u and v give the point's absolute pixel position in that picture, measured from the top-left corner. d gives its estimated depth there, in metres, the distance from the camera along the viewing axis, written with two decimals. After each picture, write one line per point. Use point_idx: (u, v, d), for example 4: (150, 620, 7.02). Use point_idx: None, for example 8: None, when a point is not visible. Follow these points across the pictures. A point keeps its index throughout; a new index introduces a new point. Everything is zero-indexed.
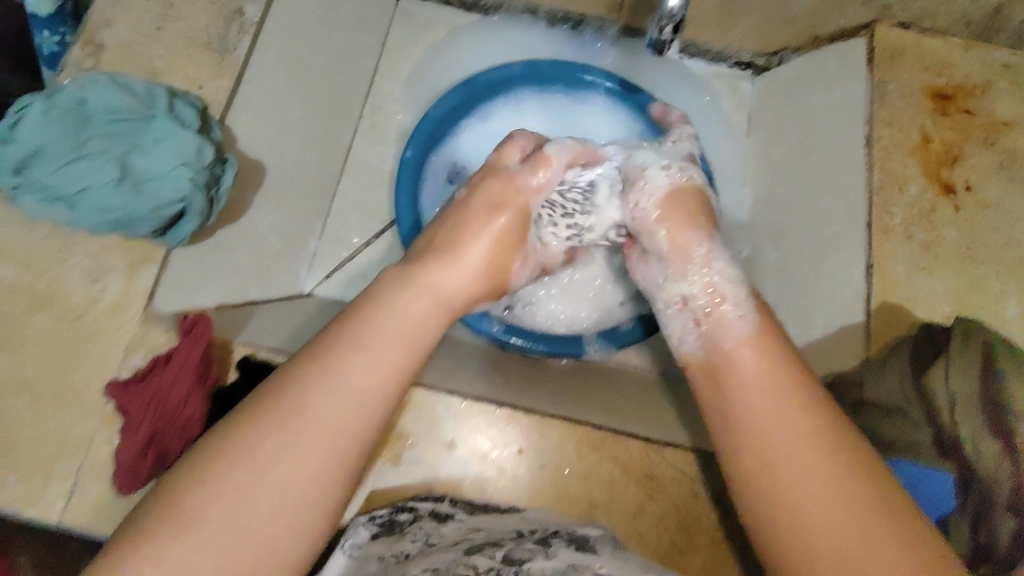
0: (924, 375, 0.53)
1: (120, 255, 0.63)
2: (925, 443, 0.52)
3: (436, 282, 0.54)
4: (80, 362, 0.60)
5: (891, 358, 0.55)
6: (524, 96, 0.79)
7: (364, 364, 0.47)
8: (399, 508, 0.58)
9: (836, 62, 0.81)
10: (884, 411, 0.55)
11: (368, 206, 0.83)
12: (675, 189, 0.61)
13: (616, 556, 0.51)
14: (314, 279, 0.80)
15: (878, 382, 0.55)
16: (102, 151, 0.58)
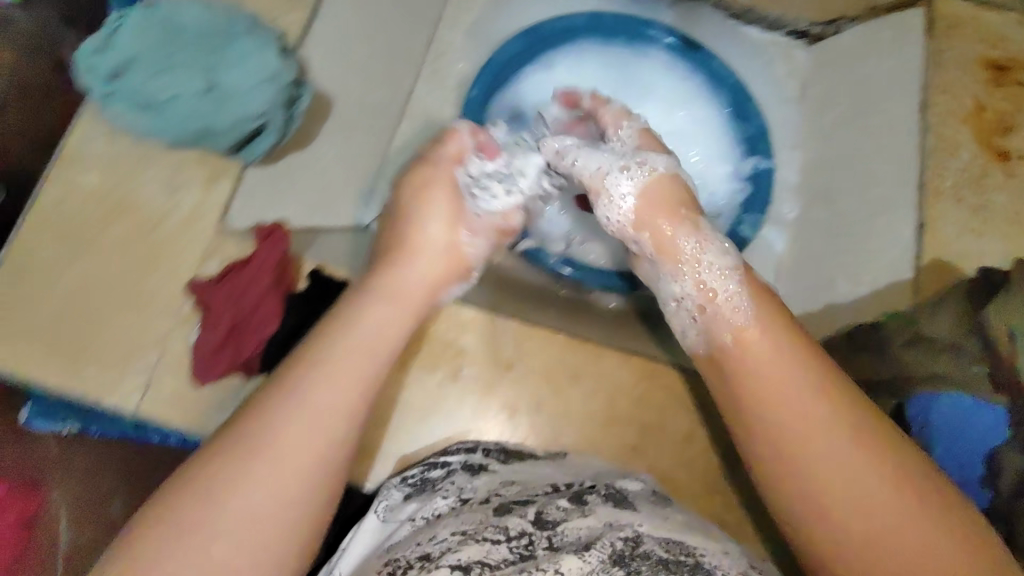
0: (984, 311, 0.56)
1: (197, 170, 0.65)
2: (979, 376, 0.55)
3: (397, 288, 0.57)
4: (159, 265, 0.63)
5: (946, 298, 0.58)
6: (586, 48, 0.81)
7: (326, 381, 0.48)
8: (432, 464, 0.60)
9: (892, 30, 0.82)
10: (939, 348, 0.57)
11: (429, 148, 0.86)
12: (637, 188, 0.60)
13: (655, 513, 0.50)
14: (371, 212, 0.79)
15: (935, 319, 0.58)
16: (191, 64, 0.62)
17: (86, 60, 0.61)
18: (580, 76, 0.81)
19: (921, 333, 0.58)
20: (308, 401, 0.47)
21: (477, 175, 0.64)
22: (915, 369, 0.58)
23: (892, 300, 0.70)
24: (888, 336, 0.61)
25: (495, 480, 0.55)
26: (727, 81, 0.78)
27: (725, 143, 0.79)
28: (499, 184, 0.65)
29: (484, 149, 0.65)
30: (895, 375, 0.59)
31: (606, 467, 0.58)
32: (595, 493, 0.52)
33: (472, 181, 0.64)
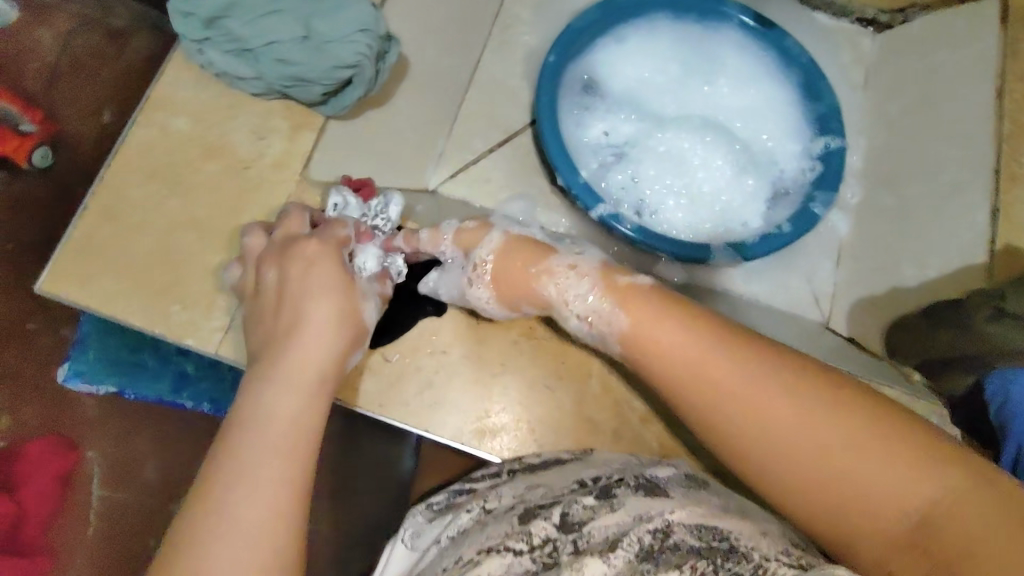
0: None
1: (285, 118, 0.68)
2: None
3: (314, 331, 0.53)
4: (247, 208, 0.65)
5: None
6: (660, 23, 0.82)
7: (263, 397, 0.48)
8: (457, 493, 0.61)
9: (966, 20, 0.83)
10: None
11: (498, 117, 0.84)
12: (500, 274, 0.59)
13: (691, 498, 0.49)
14: (441, 175, 0.81)
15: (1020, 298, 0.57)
16: (292, 10, 0.63)
17: (187, 3, 0.63)
18: (652, 50, 0.82)
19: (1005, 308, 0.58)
20: (236, 460, 0.45)
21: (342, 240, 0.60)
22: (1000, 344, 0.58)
23: (963, 284, 0.70)
24: (969, 313, 0.60)
25: (519, 487, 0.55)
26: (799, 60, 0.79)
27: (795, 123, 0.80)
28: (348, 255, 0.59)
29: (362, 237, 0.60)
30: (975, 347, 0.59)
31: (640, 462, 0.57)
32: (624, 486, 0.51)
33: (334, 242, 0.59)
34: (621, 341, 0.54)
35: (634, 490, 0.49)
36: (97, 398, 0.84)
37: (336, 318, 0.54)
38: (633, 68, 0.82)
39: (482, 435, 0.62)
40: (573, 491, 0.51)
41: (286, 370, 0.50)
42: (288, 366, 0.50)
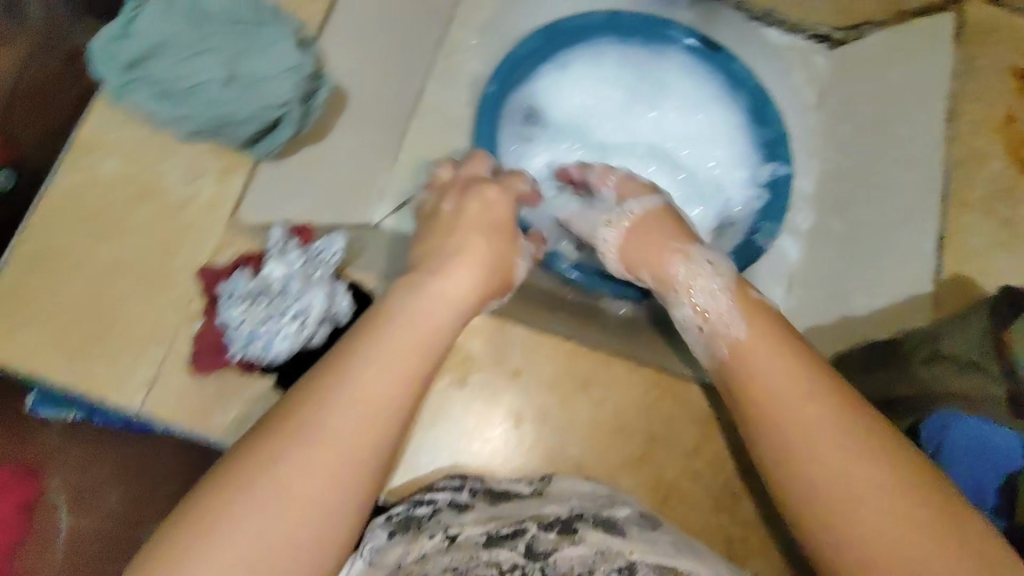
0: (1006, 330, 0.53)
1: (215, 160, 0.65)
2: (998, 398, 0.52)
3: (419, 326, 0.53)
4: (176, 253, 0.63)
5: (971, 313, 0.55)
6: (604, 47, 0.80)
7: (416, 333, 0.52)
8: (416, 503, 0.58)
9: (920, 37, 0.80)
10: (958, 365, 0.54)
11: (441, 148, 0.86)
12: (644, 235, 0.64)
13: (644, 538, 0.51)
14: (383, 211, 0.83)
15: (958, 335, 0.55)
16: (218, 49, 0.61)
17: (106, 46, 0.60)
18: (595, 76, 0.81)
19: (939, 353, 0.55)
20: (363, 401, 0.47)
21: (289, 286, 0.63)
22: (934, 388, 0.55)
23: (911, 315, 0.69)
24: (908, 354, 0.58)
25: (480, 514, 0.55)
26: (747, 83, 0.77)
27: (744, 149, 0.79)
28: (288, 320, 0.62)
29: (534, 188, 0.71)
30: (910, 394, 0.56)
31: (597, 490, 0.57)
32: (583, 519, 0.52)
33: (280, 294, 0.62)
34: (730, 344, 0.56)
35: (593, 526, 0.51)
36: (61, 425, 0.73)
37: (483, 271, 0.58)
38: (577, 93, 0.81)
39: (417, 484, 0.61)
40: (535, 521, 0.52)
41: (383, 363, 0.49)
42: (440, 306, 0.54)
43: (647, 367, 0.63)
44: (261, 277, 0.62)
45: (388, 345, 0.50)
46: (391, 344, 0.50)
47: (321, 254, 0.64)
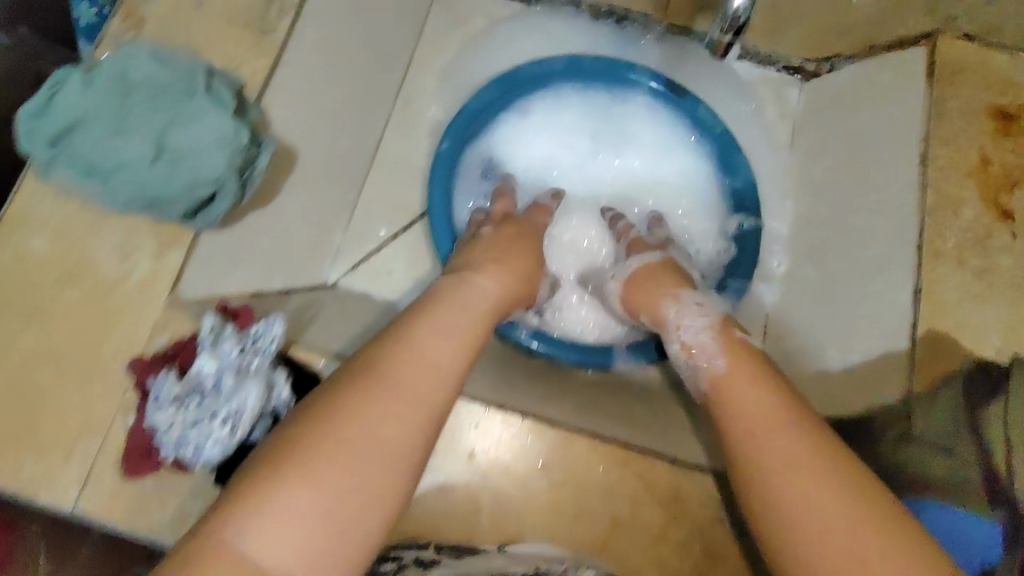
0: (980, 409, 0.54)
1: (151, 234, 0.62)
2: (972, 482, 0.52)
3: (453, 322, 0.53)
4: (108, 337, 0.59)
5: (942, 389, 0.57)
6: (565, 92, 0.80)
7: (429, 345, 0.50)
8: (380, 558, 0.56)
9: (889, 74, 0.78)
10: (930, 446, 0.55)
11: (399, 201, 0.85)
12: (648, 275, 0.68)
13: None
14: (338, 271, 0.81)
15: (929, 413, 0.56)
16: (143, 124, 0.57)
17: (24, 122, 0.55)
18: (557, 123, 0.81)
19: (912, 435, 0.56)
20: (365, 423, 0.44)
21: (218, 376, 0.52)
22: (909, 471, 0.55)
23: (883, 373, 0.65)
24: (880, 434, 0.59)
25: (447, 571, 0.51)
26: (713, 129, 0.77)
27: (714, 196, 0.79)
28: (219, 419, 0.51)
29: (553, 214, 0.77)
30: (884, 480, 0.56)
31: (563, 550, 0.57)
32: None
33: (207, 386, 0.52)
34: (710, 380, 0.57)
35: None
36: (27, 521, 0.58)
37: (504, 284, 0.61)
38: (538, 143, 0.81)
39: None
40: None
41: (425, 357, 0.49)
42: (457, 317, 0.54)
43: (613, 442, 0.61)
44: (190, 376, 0.52)
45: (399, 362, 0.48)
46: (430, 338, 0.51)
47: (259, 339, 0.55)
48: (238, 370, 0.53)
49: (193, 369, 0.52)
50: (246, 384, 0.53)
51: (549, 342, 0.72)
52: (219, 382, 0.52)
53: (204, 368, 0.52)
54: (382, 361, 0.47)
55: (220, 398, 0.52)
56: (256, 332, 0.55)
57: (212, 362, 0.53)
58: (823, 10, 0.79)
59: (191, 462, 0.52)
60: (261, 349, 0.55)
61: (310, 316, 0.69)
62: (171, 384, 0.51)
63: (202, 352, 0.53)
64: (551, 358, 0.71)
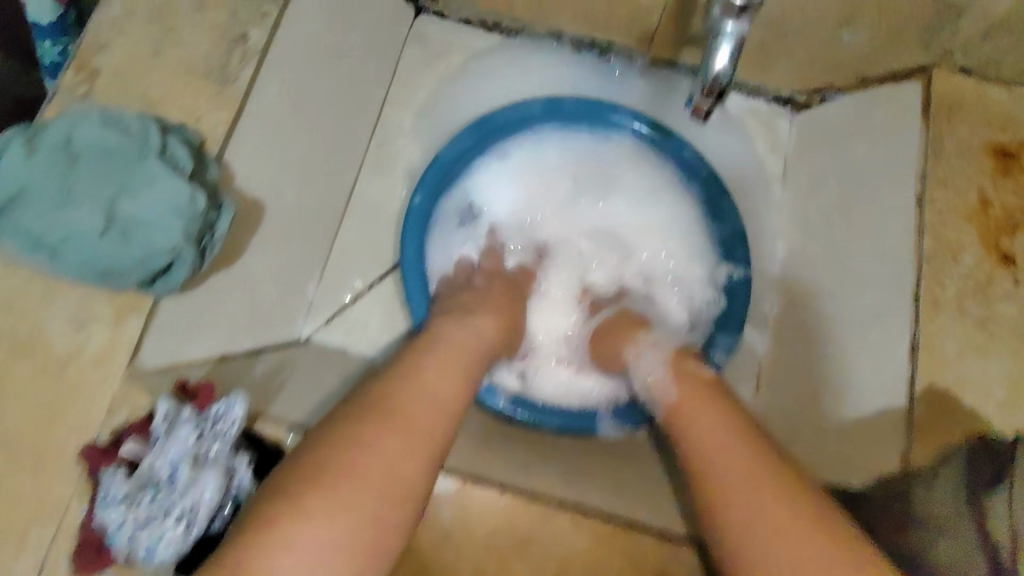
0: (983, 487, 0.52)
1: (107, 303, 0.58)
2: (977, 567, 0.49)
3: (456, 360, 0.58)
4: (63, 417, 0.56)
5: (944, 467, 0.55)
6: (546, 134, 0.80)
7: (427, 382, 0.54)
8: None
9: (883, 108, 0.75)
10: (932, 527, 0.52)
11: (374, 247, 0.83)
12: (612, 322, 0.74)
13: None
14: (312, 325, 0.79)
15: (931, 492, 0.54)
16: (91, 194, 0.54)
17: None
18: (536, 165, 0.81)
19: (914, 516, 0.53)
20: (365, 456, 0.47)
21: (172, 469, 0.50)
22: (915, 554, 0.52)
23: (882, 433, 0.62)
24: (880, 513, 0.56)
25: None
26: (700, 173, 0.77)
27: (704, 240, 0.80)
28: (173, 518, 0.48)
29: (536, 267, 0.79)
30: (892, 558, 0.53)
31: None
32: None
33: (161, 482, 0.49)
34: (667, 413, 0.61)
35: None
36: None
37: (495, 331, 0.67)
38: (518, 185, 0.81)
39: None
40: None
41: (429, 394, 0.53)
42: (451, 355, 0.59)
43: (598, 516, 0.57)
44: (142, 470, 0.49)
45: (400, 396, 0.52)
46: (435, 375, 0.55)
47: (218, 422, 0.52)
48: (193, 461, 0.50)
49: (145, 463, 0.50)
50: (202, 476, 0.50)
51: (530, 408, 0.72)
52: (173, 475, 0.49)
53: (157, 461, 0.50)
54: (395, 397, 0.51)
55: (173, 494, 0.49)
56: (215, 414, 0.52)
57: (166, 453, 0.50)
58: (812, 43, 0.76)
59: (145, 561, 0.49)
60: (220, 432, 0.52)
61: (281, 380, 0.66)
62: (119, 482, 0.48)
63: (156, 443, 0.51)
64: (533, 424, 0.71)
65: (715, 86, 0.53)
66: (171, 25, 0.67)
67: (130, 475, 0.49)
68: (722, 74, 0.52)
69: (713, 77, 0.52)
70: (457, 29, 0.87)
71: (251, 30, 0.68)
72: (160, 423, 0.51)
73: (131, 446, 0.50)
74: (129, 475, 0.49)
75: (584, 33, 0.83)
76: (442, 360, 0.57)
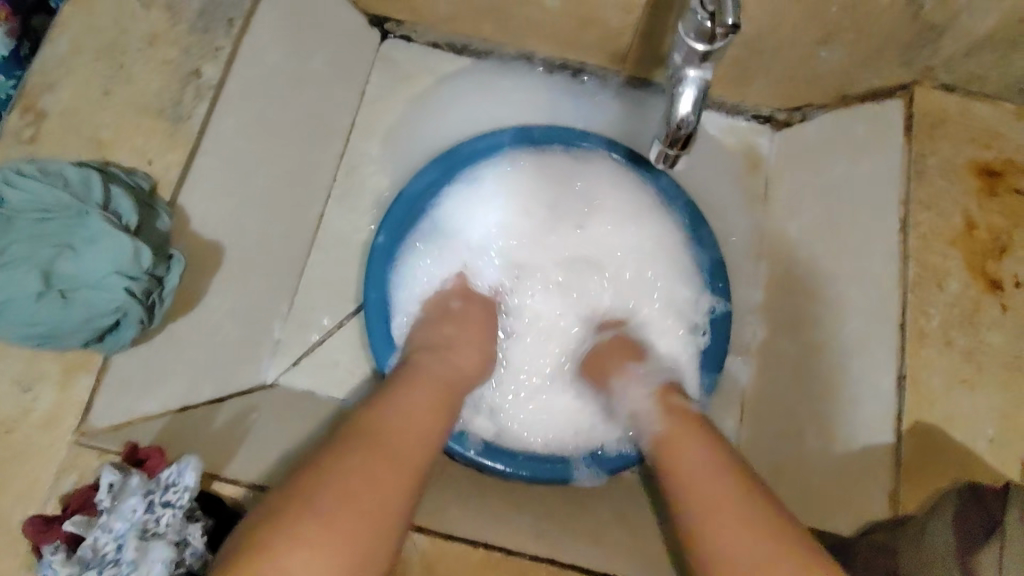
0: (974, 550, 0.49)
1: (55, 359, 0.56)
2: None
3: (434, 392, 0.60)
4: (8, 484, 0.53)
5: (932, 521, 0.52)
6: (518, 160, 0.78)
7: (405, 408, 0.56)
8: None
9: (865, 125, 0.72)
10: None
11: (341, 283, 0.81)
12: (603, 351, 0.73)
13: None
14: (279, 366, 0.77)
15: (918, 550, 0.50)
16: (27, 257, 0.52)
17: None
18: (508, 193, 0.79)
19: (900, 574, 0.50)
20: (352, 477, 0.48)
21: (119, 544, 0.48)
22: None
23: (868, 472, 0.59)
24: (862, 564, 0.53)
25: None
26: (676, 202, 0.78)
27: (683, 263, 0.78)
28: None
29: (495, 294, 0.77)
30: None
31: None
32: None
33: (106, 558, 0.47)
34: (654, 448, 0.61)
35: None
36: None
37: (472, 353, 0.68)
38: (490, 213, 0.79)
39: None
40: None
41: (406, 426, 0.54)
42: (425, 380, 0.61)
43: (575, 569, 0.54)
44: (86, 548, 0.48)
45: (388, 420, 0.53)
46: (412, 406, 0.56)
47: (170, 490, 0.50)
48: (141, 534, 0.48)
49: (87, 541, 0.48)
50: (151, 550, 0.47)
51: (501, 458, 0.69)
52: (119, 552, 0.47)
53: (101, 536, 0.48)
54: (376, 425, 0.53)
55: (118, 572, 0.47)
56: (167, 482, 0.50)
57: (114, 527, 0.48)
58: (790, 61, 0.74)
59: None
60: (172, 502, 0.49)
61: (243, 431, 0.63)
62: (58, 565, 0.47)
63: (101, 518, 0.48)
64: (504, 476, 0.69)
65: (679, 132, 0.53)
66: (121, 61, 0.64)
67: (70, 555, 0.48)
68: (687, 118, 0.52)
69: (677, 121, 0.52)
70: (425, 52, 0.84)
71: (205, 65, 0.65)
72: (107, 494, 0.49)
73: (71, 526, 0.48)
74: (71, 556, 0.48)
75: (554, 54, 0.81)
76: (421, 393, 0.59)
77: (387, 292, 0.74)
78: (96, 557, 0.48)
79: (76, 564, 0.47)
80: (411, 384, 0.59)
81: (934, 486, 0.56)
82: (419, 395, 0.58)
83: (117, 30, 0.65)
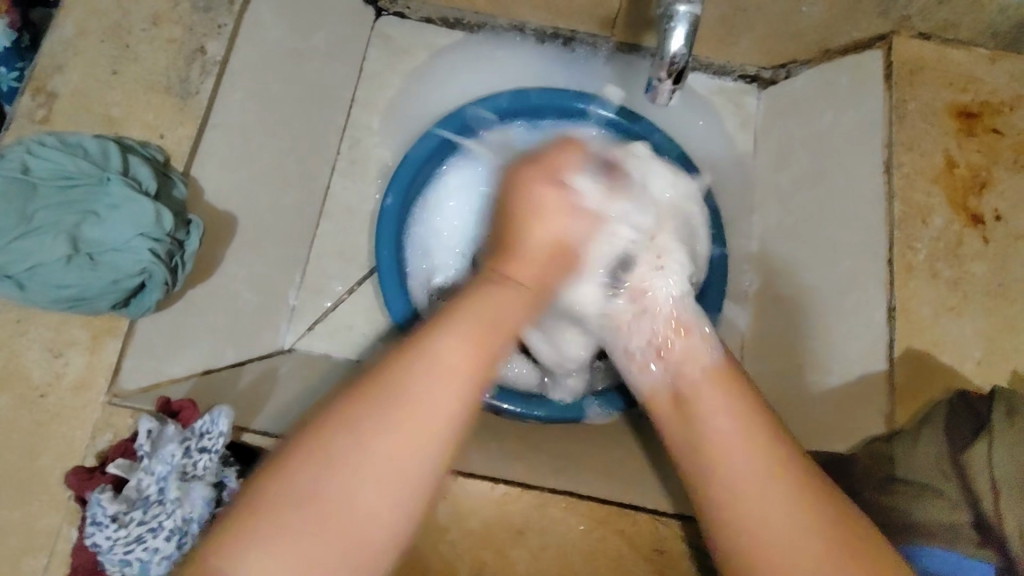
0: (966, 452, 0.53)
1: (82, 327, 0.57)
2: (966, 525, 0.51)
3: (452, 375, 0.45)
4: (45, 446, 0.55)
5: (924, 428, 0.56)
6: (513, 127, 0.82)
7: (422, 390, 0.44)
8: None
9: (849, 76, 0.76)
10: (917, 491, 0.54)
11: (349, 253, 0.83)
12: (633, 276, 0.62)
13: None
14: (296, 332, 0.79)
15: (912, 456, 0.55)
16: (52, 223, 0.54)
17: None
18: None
19: (898, 479, 0.55)
20: (333, 474, 0.42)
21: (162, 484, 0.53)
22: (905, 517, 0.53)
23: (866, 398, 0.62)
24: (864, 474, 0.57)
25: None
26: (669, 153, 0.80)
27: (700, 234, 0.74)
28: (164, 534, 0.51)
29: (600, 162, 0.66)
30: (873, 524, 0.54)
31: None
32: None
33: (151, 497, 0.52)
34: (675, 383, 0.54)
35: None
36: None
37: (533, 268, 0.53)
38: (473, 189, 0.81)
39: None
40: None
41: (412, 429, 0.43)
42: (472, 324, 0.48)
43: (593, 500, 0.58)
44: (130, 489, 0.52)
45: (398, 401, 0.44)
46: (418, 399, 0.44)
47: (205, 437, 0.55)
48: (182, 475, 0.53)
49: (131, 483, 0.52)
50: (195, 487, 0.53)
51: (517, 401, 0.71)
52: (164, 492, 0.53)
53: (144, 478, 0.53)
54: (393, 403, 0.44)
55: (165, 508, 0.52)
56: (201, 429, 0.55)
57: (155, 470, 0.53)
58: (773, 18, 0.76)
59: None
60: (207, 447, 0.54)
61: (269, 394, 0.66)
62: (108, 502, 0.50)
63: (142, 462, 0.53)
64: (520, 417, 0.71)
65: (672, 68, 0.57)
66: (127, 41, 0.65)
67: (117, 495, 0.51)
68: (678, 55, 0.56)
69: (670, 58, 0.57)
70: (419, 28, 0.87)
71: (209, 42, 0.67)
72: (145, 442, 0.53)
73: (115, 468, 0.52)
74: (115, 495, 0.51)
75: (546, 23, 0.84)
76: (427, 383, 0.45)
77: (399, 253, 0.77)
78: (138, 497, 0.53)
79: (120, 506, 0.51)
80: (409, 360, 0.45)
81: (925, 398, 0.60)
82: (426, 383, 0.45)
83: (121, 11, 0.66)
